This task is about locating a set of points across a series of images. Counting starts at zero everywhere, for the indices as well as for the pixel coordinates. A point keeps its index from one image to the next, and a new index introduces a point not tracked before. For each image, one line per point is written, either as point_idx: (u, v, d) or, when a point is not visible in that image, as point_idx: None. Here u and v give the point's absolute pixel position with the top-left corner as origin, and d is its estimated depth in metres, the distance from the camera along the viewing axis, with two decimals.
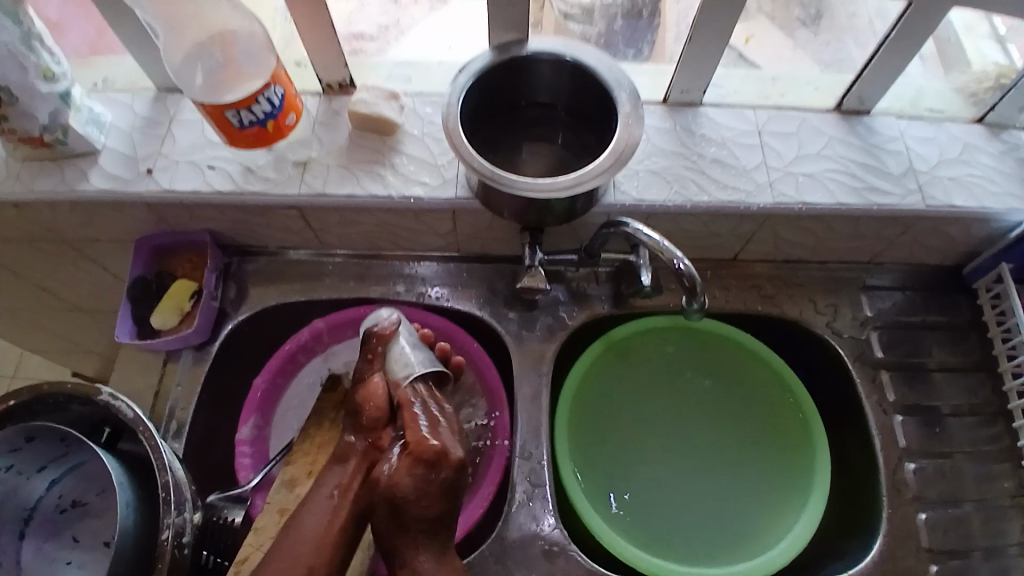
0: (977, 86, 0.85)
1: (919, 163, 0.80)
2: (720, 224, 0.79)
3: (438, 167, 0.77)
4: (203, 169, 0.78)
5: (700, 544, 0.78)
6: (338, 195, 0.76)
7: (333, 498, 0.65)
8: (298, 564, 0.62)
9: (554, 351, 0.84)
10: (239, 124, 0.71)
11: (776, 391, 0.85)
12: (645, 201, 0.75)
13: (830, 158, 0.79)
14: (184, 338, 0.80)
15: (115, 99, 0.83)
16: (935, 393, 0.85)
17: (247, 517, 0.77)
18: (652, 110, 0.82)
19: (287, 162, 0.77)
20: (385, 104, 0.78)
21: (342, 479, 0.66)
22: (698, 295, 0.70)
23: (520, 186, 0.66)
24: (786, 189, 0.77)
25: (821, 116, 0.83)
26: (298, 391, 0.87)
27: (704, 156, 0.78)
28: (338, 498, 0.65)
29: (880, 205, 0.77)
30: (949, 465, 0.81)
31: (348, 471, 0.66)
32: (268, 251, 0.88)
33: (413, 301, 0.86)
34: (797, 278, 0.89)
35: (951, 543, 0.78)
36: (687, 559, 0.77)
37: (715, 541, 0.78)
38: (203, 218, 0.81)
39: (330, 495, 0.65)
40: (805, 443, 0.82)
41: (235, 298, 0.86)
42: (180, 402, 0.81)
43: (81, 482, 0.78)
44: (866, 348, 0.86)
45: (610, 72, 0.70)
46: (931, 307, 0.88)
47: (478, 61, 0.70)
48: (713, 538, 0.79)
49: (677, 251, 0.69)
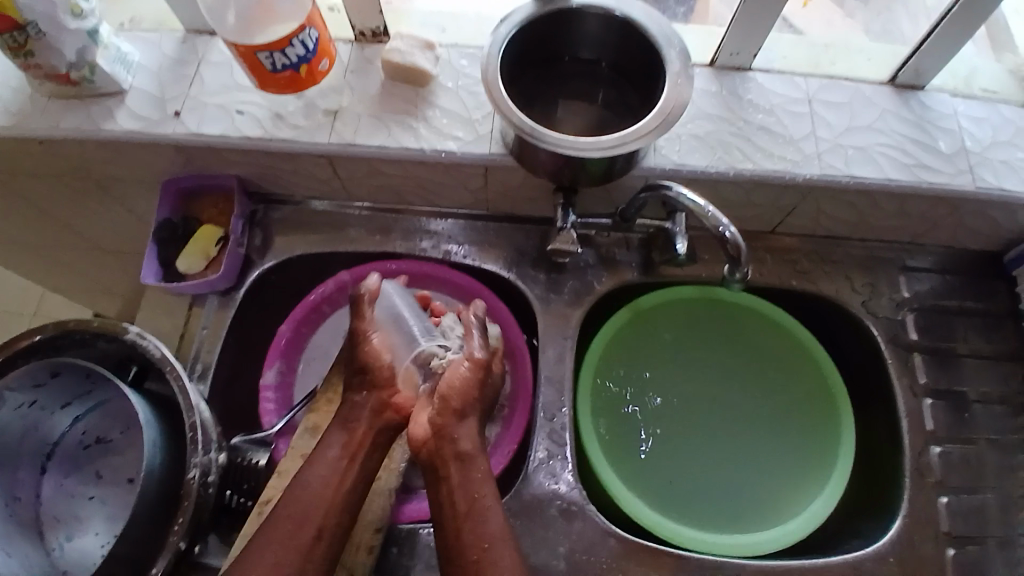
0: None
1: (971, 142, 0.76)
2: (762, 194, 0.76)
3: (472, 121, 0.75)
4: (232, 112, 0.76)
5: (704, 509, 0.78)
6: (367, 145, 0.74)
7: (340, 462, 0.64)
8: (306, 525, 0.60)
9: (581, 315, 0.83)
10: (272, 68, 0.68)
11: (801, 366, 0.84)
12: (685, 166, 0.72)
13: (881, 132, 0.75)
14: (211, 283, 0.80)
15: (143, 37, 0.81)
16: (964, 379, 0.83)
17: (270, 460, 0.78)
18: (699, 72, 0.78)
19: (316, 108, 0.75)
20: (420, 54, 0.75)
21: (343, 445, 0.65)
22: (743, 266, 0.68)
23: (564, 144, 0.63)
24: (834, 160, 0.74)
25: (875, 88, 0.79)
26: (323, 341, 0.87)
27: (751, 123, 0.75)
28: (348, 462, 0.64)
29: (930, 183, 0.74)
30: (973, 452, 0.80)
31: (350, 438, 0.65)
32: (294, 201, 0.87)
33: (438, 259, 0.85)
34: (833, 254, 0.86)
35: (967, 528, 0.77)
36: (686, 519, 0.78)
37: (718, 509, 0.78)
38: (229, 163, 0.80)
39: (336, 459, 0.64)
40: (830, 420, 0.81)
41: (261, 246, 0.85)
42: (206, 347, 0.81)
43: (103, 418, 0.80)
44: (900, 330, 0.84)
45: (659, 30, 0.66)
46: (968, 291, 0.86)
47: (521, 11, 0.66)
48: (717, 505, 0.79)
49: (723, 217, 0.66)
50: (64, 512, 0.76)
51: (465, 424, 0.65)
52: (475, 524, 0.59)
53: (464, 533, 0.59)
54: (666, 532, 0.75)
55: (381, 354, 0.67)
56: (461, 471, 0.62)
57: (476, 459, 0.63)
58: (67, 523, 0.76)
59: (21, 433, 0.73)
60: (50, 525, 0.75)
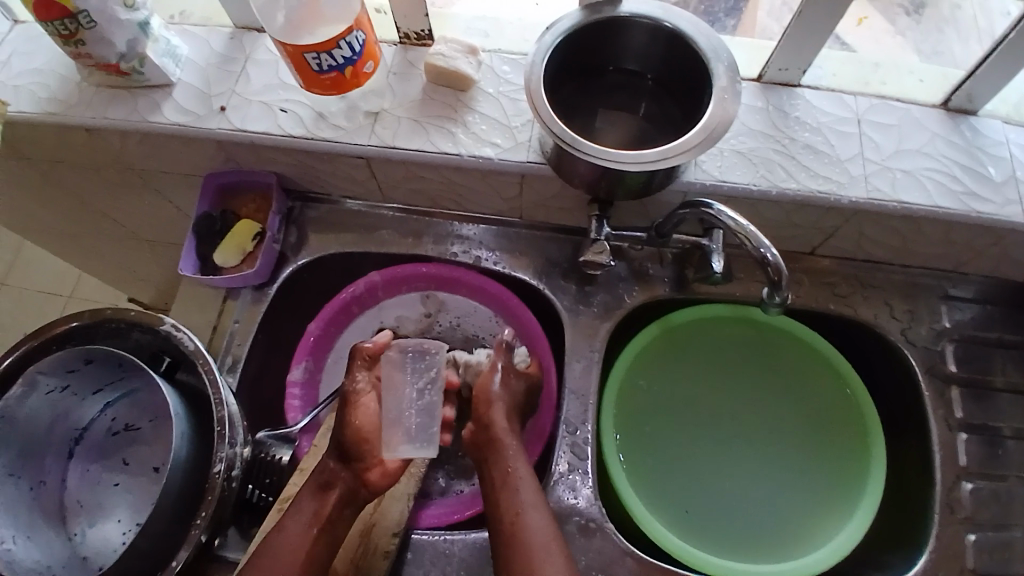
0: None
1: (1023, 171, 0.74)
2: (803, 215, 0.74)
3: (511, 129, 0.74)
4: (275, 111, 0.77)
5: (717, 536, 0.76)
6: (406, 148, 0.74)
7: (311, 527, 0.65)
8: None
9: (609, 329, 0.82)
10: (318, 68, 0.69)
11: (835, 394, 0.81)
12: (727, 183, 0.71)
13: (930, 156, 0.73)
14: (244, 278, 0.81)
15: (192, 33, 0.83)
16: (1001, 416, 0.80)
17: (293, 457, 0.79)
18: (746, 86, 0.77)
19: (357, 110, 0.76)
20: (463, 59, 0.75)
21: (317, 509, 0.67)
22: (782, 288, 0.65)
23: (608, 158, 0.62)
24: (880, 184, 0.72)
25: (925, 110, 0.77)
26: (351, 341, 0.87)
27: (796, 141, 0.73)
28: (315, 527, 0.66)
29: (977, 212, 0.72)
30: (1007, 491, 0.77)
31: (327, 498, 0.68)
32: (330, 199, 0.87)
33: (469, 265, 0.85)
34: (873, 280, 0.84)
35: (1000, 571, 0.75)
36: (699, 543, 0.76)
37: (733, 536, 0.77)
38: (269, 160, 0.81)
39: (308, 523, 0.66)
40: (860, 452, 0.78)
41: (296, 243, 0.86)
42: (236, 340, 0.83)
43: (133, 407, 0.81)
44: (939, 361, 0.81)
45: (707, 42, 0.65)
46: (1011, 325, 0.83)
47: (567, 19, 0.66)
48: (731, 532, 0.77)
49: (764, 239, 0.64)
50: (90, 499, 0.77)
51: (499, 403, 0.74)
52: (510, 494, 0.67)
53: (505, 489, 0.68)
54: (680, 554, 0.72)
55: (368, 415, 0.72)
56: (511, 443, 0.72)
57: (505, 442, 0.72)
58: (93, 511, 0.77)
59: (52, 420, 0.74)
60: (74, 511, 0.76)
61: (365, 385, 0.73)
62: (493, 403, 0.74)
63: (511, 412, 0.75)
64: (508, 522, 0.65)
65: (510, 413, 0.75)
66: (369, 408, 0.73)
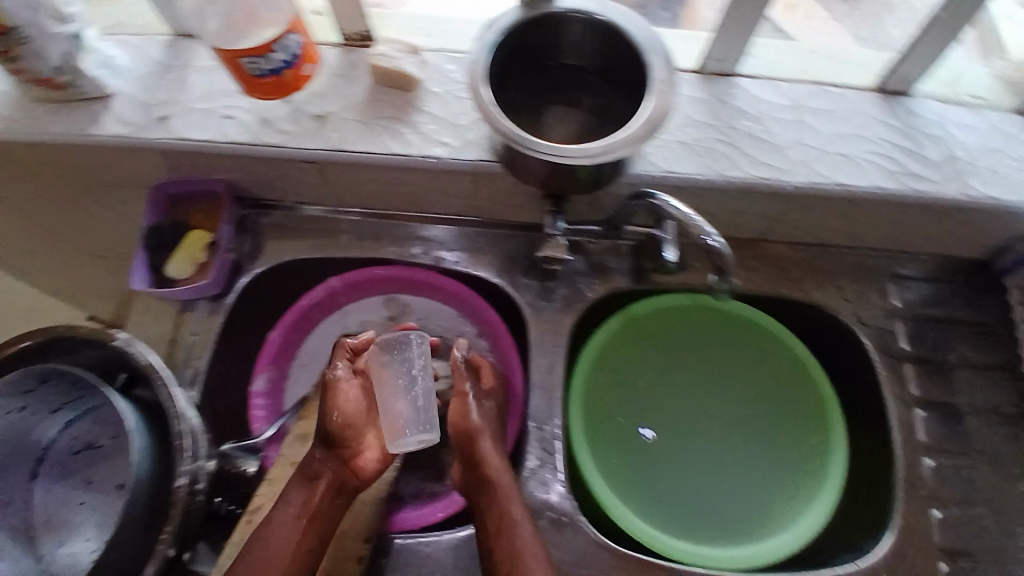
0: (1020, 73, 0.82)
1: (959, 150, 0.76)
2: (749, 202, 0.76)
3: (460, 127, 0.74)
4: (219, 118, 0.76)
5: (690, 522, 0.77)
6: (355, 150, 0.73)
7: (298, 521, 0.66)
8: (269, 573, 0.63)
9: (571, 323, 0.82)
10: (256, 73, 0.69)
11: (795, 379, 0.82)
12: (674, 173, 0.73)
13: (868, 139, 0.76)
14: (198, 289, 0.79)
15: (131, 43, 0.81)
16: (956, 390, 0.82)
17: (260, 468, 0.77)
18: (685, 78, 0.79)
19: (303, 114, 0.75)
20: (405, 58, 0.76)
21: (305, 500, 0.67)
22: (728, 275, 0.66)
23: (571, 157, 0.63)
24: (821, 168, 0.74)
25: (861, 95, 0.79)
26: (313, 347, 0.86)
27: (738, 130, 0.75)
28: (303, 521, 0.66)
29: (919, 191, 0.74)
30: (965, 464, 0.80)
31: (315, 490, 0.68)
32: (284, 206, 0.86)
33: (430, 266, 0.84)
34: (825, 263, 0.85)
35: (965, 543, 0.76)
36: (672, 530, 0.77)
37: (705, 521, 0.77)
38: (218, 168, 0.80)
39: (297, 516, 0.66)
40: (821, 431, 0.80)
41: (250, 252, 0.84)
42: (194, 353, 0.81)
43: (95, 425, 0.80)
44: (890, 339, 0.83)
45: (642, 35, 0.66)
46: (959, 301, 0.86)
47: (506, 17, 0.66)
48: (703, 517, 0.78)
49: (707, 227, 0.64)
50: (55, 518, 0.76)
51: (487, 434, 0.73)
52: (510, 531, 0.66)
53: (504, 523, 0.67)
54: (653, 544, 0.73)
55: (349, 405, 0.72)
56: (508, 481, 0.70)
57: (499, 476, 0.70)
58: (58, 530, 0.75)
59: (15, 438, 0.72)
60: (41, 529, 0.75)
61: (345, 373, 0.73)
62: (483, 434, 0.73)
63: (496, 438, 0.74)
64: (507, 550, 0.65)
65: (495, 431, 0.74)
66: (350, 396, 0.73)
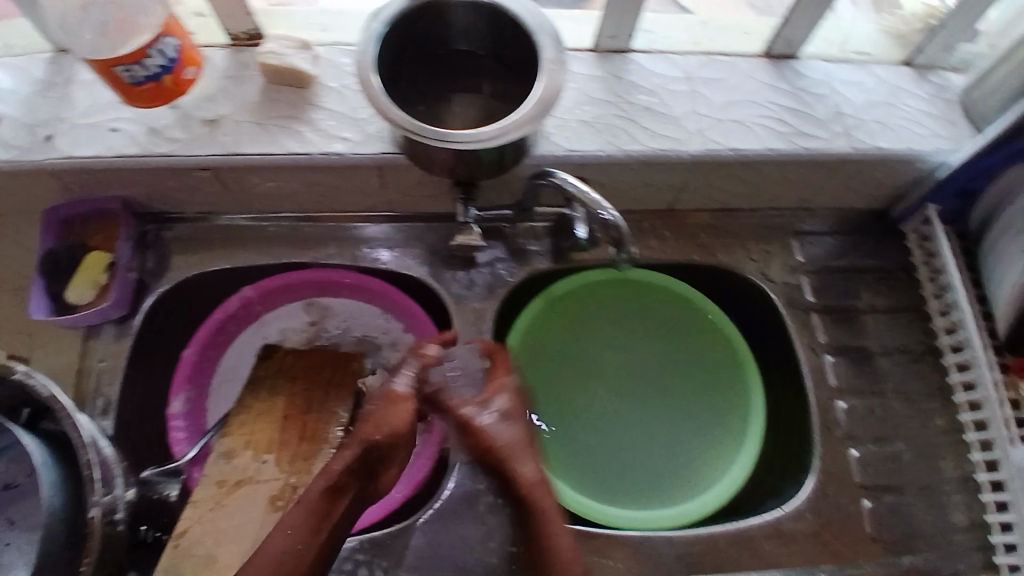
0: (907, 29, 0.88)
1: (846, 107, 0.80)
2: (653, 173, 0.78)
3: (359, 121, 0.73)
4: (106, 131, 0.72)
5: (623, 488, 0.80)
6: (251, 153, 0.71)
7: (315, 533, 0.58)
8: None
9: (494, 309, 0.83)
10: (132, 80, 0.66)
11: (713, 340, 0.85)
12: (576, 151, 0.74)
13: (758, 104, 0.79)
14: (102, 311, 0.76)
15: (9, 62, 0.76)
16: (865, 334, 0.87)
17: (183, 490, 0.75)
18: (581, 58, 0.80)
19: (193, 120, 0.73)
20: (296, 55, 0.74)
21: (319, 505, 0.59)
22: (626, 245, 0.67)
23: (470, 144, 0.63)
24: (716, 136, 0.76)
25: (751, 62, 0.82)
26: (231, 363, 0.83)
27: (634, 104, 0.77)
28: (320, 534, 0.58)
29: (808, 149, 0.77)
30: (877, 402, 0.85)
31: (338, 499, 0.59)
32: (189, 216, 0.83)
33: (347, 265, 0.83)
34: (730, 227, 0.89)
35: (882, 476, 0.81)
36: (607, 498, 0.79)
37: (638, 483, 0.81)
38: (112, 184, 0.76)
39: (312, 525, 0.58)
40: (739, 387, 0.83)
41: (155, 268, 0.81)
42: (105, 380, 0.77)
43: (9, 464, 0.74)
44: (797, 292, 0.88)
45: (530, 16, 0.66)
46: (860, 250, 0.91)
47: (390, 6, 0.65)
48: (636, 480, 0.81)
49: (604, 202, 0.65)
50: None
51: (526, 461, 0.62)
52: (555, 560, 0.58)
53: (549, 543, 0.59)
54: (590, 514, 0.76)
55: (400, 421, 0.62)
56: (542, 492, 0.61)
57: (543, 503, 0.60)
58: None
59: None
60: None
61: (409, 384, 0.65)
62: (524, 455, 0.62)
63: (534, 456, 0.63)
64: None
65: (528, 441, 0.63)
66: (406, 407, 0.63)
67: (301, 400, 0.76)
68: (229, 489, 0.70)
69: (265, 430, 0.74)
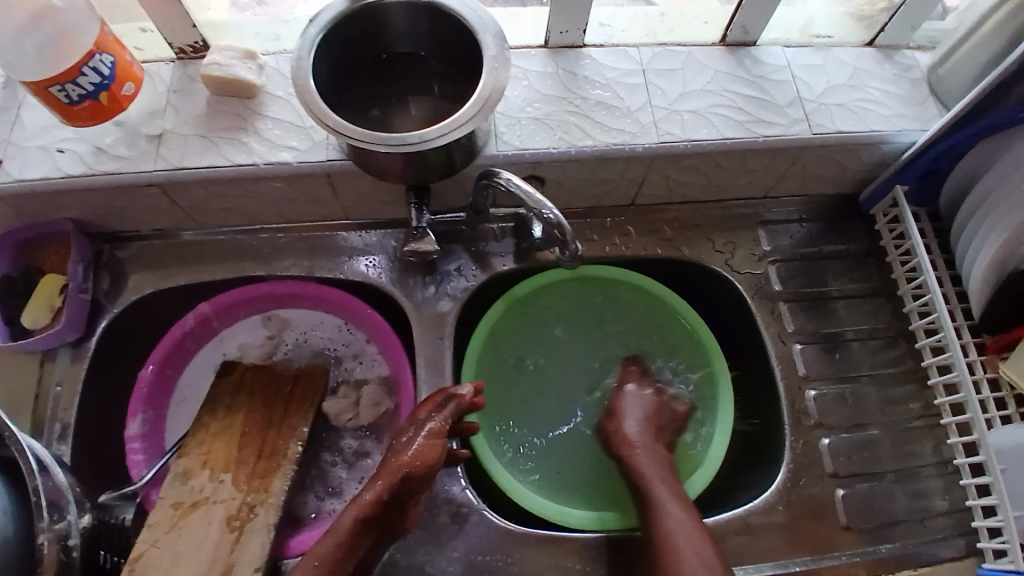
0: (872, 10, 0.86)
1: (805, 92, 0.79)
2: (609, 169, 0.77)
3: (307, 129, 0.72)
4: (53, 153, 0.71)
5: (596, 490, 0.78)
6: (196, 167, 0.71)
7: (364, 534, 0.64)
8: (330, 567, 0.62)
9: (456, 313, 0.81)
10: (67, 99, 0.65)
11: (680, 335, 0.85)
12: (528, 150, 0.73)
13: (713, 93, 0.78)
14: (56, 335, 0.75)
15: None
16: (838, 321, 0.86)
17: (140, 513, 0.75)
18: (534, 54, 0.79)
19: (139, 136, 0.71)
20: (241, 65, 0.72)
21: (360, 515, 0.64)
22: (570, 244, 0.67)
23: (407, 147, 0.61)
24: (670, 127, 0.75)
25: (706, 50, 0.81)
26: (191, 380, 0.83)
27: (587, 99, 0.76)
28: (362, 540, 0.64)
29: (765, 137, 0.76)
30: (850, 390, 0.83)
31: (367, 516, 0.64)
32: (142, 235, 0.82)
33: (301, 276, 0.82)
34: (694, 219, 0.88)
35: (857, 466, 0.80)
36: (580, 499, 0.78)
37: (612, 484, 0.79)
38: (63, 206, 0.75)
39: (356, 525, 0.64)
40: (708, 381, 0.83)
41: (110, 289, 0.80)
42: (62, 405, 0.76)
43: None
44: (763, 283, 0.87)
45: (473, 16, 0.65)
46: (829, 236, 0.90)
47: (330, 10, 0.64)
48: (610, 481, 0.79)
49: (548, 201, 0.64)
50: None
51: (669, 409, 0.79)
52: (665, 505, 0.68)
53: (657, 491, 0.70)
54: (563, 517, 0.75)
55: (418, 456, 0.65)
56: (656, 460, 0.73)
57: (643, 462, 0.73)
58: None
59: None
60: None
61: (434, 424, 0.67)
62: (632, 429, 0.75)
63: (651, 431, 0.76)
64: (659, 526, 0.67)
65: (649, 421, 0.76)
66: (425, 445, 0.66)
67: (260, 416, 0.76)
68: (185, 511, 0.70)
69: (222, 448, 0.74)
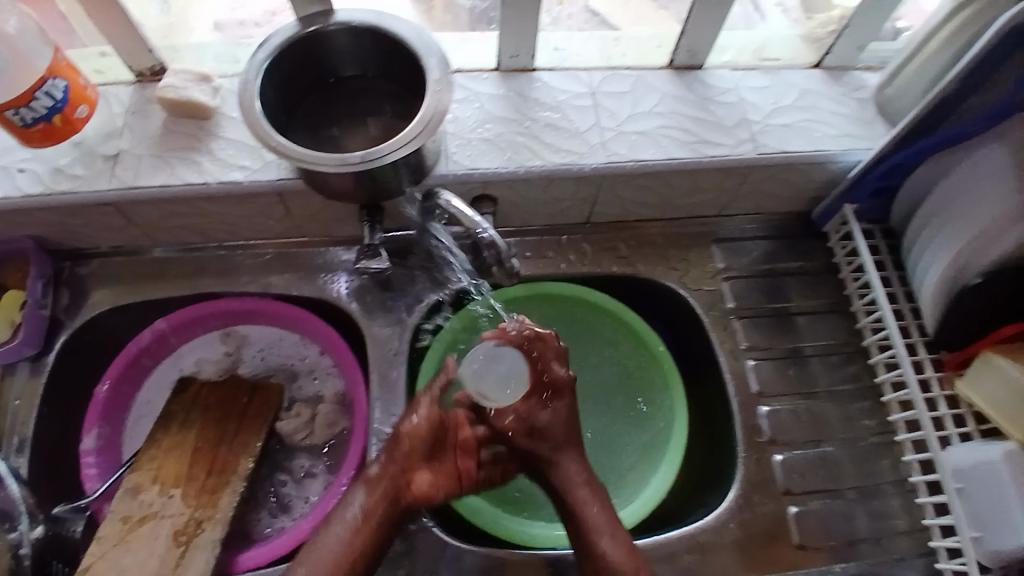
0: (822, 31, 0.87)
1: (752, 113, 0.81)
2: (559, 188, 0.78)
3: (258, 149, 0.74)
4: (12, 173, 0.72)
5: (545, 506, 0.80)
6: (150, 186, 0.72)
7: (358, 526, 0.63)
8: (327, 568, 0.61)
9: (410, 330, 0.82)
10: (21, 122, 0.67)
11: (637, 353, 0.86)
12: (477, 170, 0.74)
13: (661, 115, 0.79)
14: (14, 350, 0.76)
15: None
16: (799, 336, 0.87)
17: (91, 525, 0.77)
18: (487, 78, 0.81)
19: (95, 156, 0.73)
20: (194, 87, 0.74)
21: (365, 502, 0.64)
22: (507, 260, 0.69)
23: (347, 167, 0.62)
24: (618, 147, 0.77)
25: (655, 73, 0.83)
26: (149, 397, 0.84)
27: (537, 121, 0.78)
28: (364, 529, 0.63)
29: (711, 157, 0.78)
30: (805, 406, 0.84)
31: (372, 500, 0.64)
32: (102, 252, 0.83)
33: (259, 293, 0.83)
34: (649, 237, 0.89)
35: (811, 482, 0.81)
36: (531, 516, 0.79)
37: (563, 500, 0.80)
38: (21, 224, 0.76)
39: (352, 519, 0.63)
40: (662, 399, 0.83)
41: (69, 305, 0.81)
42: (19, 419, 0.77)
43: None
44: (718, 299, 0.88)
45: (418, 40, 0.67)
46: (784, 254, 0.91)
47: (278, 35, 0.66)
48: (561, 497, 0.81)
49: (482, 220, 0.67)
50: None
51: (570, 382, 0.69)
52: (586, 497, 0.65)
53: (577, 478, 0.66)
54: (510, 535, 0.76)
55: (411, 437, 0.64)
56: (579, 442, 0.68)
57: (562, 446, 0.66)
58: None
59: None
60: None
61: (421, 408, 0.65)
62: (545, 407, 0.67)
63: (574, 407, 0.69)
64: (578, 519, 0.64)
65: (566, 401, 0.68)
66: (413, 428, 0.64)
67: (211, 433, 0.77)
68: (133, 526, 0.71)
69: (174, 464, 0.75)
